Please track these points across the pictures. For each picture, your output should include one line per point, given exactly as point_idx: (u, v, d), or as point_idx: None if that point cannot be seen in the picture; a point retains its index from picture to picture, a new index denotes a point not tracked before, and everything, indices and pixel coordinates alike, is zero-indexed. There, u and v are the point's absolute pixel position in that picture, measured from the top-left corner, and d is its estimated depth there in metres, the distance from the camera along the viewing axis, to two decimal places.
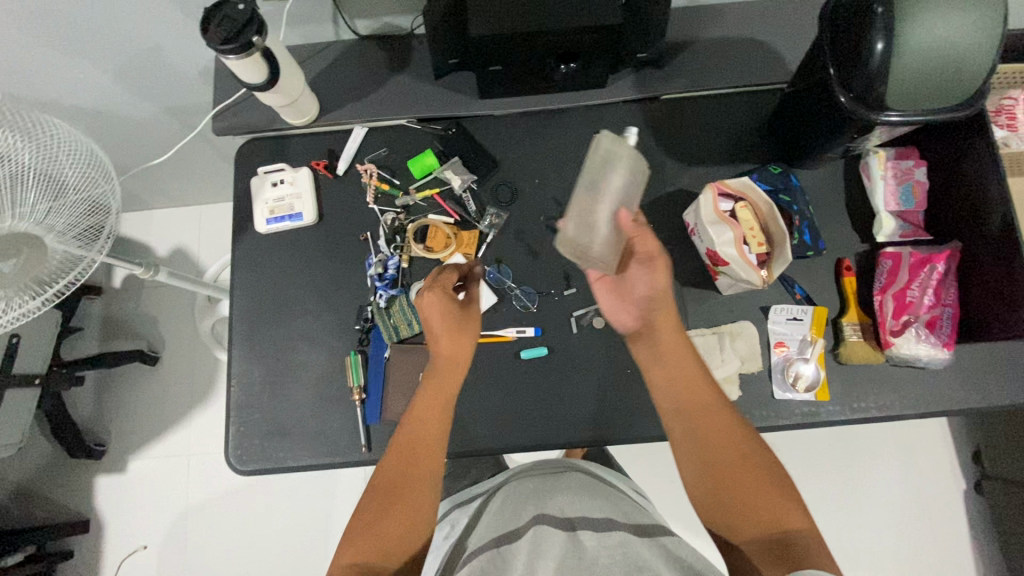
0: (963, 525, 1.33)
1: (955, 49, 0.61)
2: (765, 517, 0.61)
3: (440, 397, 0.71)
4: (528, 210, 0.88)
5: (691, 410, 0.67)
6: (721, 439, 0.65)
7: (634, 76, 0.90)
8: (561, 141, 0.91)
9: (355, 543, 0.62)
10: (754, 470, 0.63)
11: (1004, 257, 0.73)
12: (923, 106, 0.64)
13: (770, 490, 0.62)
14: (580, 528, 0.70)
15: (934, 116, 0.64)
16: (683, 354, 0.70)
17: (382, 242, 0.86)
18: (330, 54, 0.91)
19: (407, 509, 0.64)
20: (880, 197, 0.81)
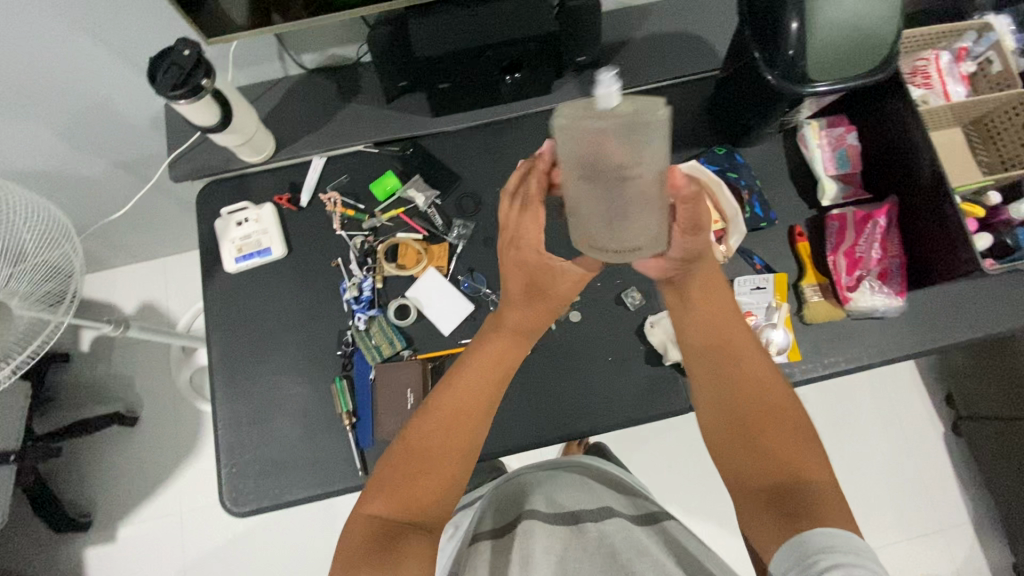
0: (946, 467, 1.39)
1: (862, 18, 0.66)
2: (781, 458, 0.60)
3: (494, 362, 0.71)
4: (494, 217, 0.91)
5: (716, 350, 0.70)
6: (754, 382, 0.66)
7: (578, 80, 0.94)
8: (518, 148, 0.95)
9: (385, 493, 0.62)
10: (781, 414, 0.63)
11: (936, 207, 0.78)
12: (843, 76, 0.69)
13: (795, 433, 0.62)
14: (585, 520, 0.73)
15: (853, 82, 0.69)
16: (721, 300, 0.72)
17: (353, 265, 0.87)
18: (281, 90, 0.93)
19: (450, 463, 0.65)
20: (819, 163, 0.87)
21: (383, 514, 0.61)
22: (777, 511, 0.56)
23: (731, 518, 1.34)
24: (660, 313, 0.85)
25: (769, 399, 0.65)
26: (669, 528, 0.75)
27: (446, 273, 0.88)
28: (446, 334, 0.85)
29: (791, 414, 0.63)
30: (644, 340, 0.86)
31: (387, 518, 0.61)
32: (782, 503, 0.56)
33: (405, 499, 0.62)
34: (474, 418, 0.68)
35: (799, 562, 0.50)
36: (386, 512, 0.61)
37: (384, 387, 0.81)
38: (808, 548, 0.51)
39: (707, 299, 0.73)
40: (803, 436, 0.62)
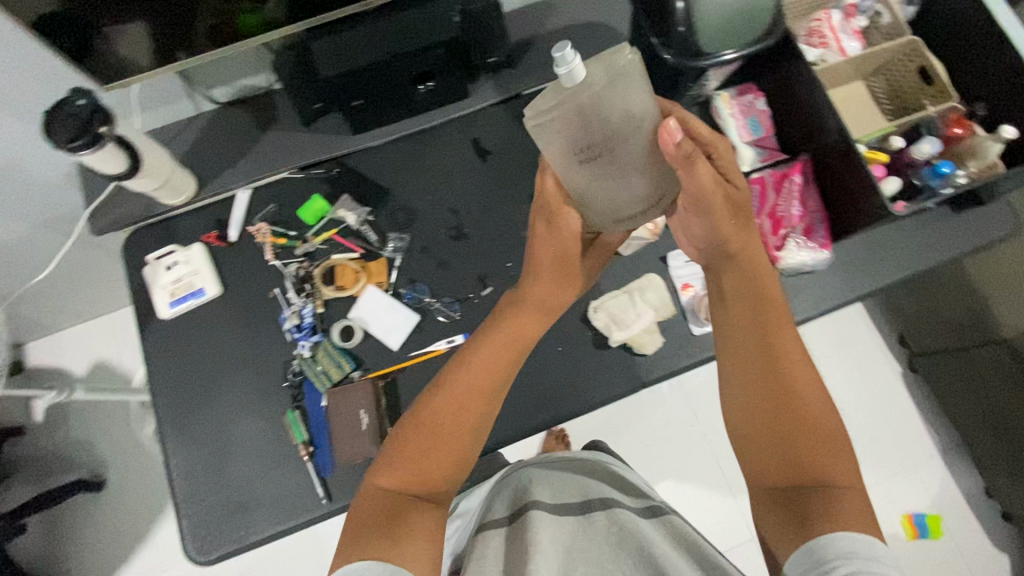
0: (908, 403, 1.44)
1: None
2: (805, 457, 0.59)
3: (516, 340, 0.69)
4: (428, 226, 0.91)
5: (755, 328, 0.65)
6: (795, 377, 0.62)
7: (494, 81, 0.95)
8: (444, 153, 0.94)
9: (395, 475, 0.63)
10: (818, 413, 0.60)
11: (846, 172, 0.81)
12: (745, 42, 0.71)
13: (823, 433, 0.60)
14: (593, 510, 0.77)
15: (747, 49, 0.71)
16: (765, 280, 0.67)
17: (291, 293, 0.86)
18: (195, 127, 0.91)
19: (455, 446, 0.65)
20: (734, 130, 0.90)
21: (391, 489, 0.63)
22: (791, 509, 0.57)
23: (715, 488, 1.36)
24: (601, 295, 0.86)
25: (807, 396, 0.61)
26: (676, 522, 0.76)
27: (388, 288, 0.87)
28: (394, 348, 0.84)
29: (827, 415, 0.60)
30: (590, 326, 0.87)
31: (397, 489, 0.62)
32: (795, 503, 0.57)
33: (411, 480, 0.63)
34: (486, 404, 0.66)
35: (816, 566, 0.51)
36: (396, 486, 0.63)
37: (337, 411, 0.80)
38: (824, 553, 0.52)
39: (746, 282, 0.67)
40: (831, 439, 0.59)
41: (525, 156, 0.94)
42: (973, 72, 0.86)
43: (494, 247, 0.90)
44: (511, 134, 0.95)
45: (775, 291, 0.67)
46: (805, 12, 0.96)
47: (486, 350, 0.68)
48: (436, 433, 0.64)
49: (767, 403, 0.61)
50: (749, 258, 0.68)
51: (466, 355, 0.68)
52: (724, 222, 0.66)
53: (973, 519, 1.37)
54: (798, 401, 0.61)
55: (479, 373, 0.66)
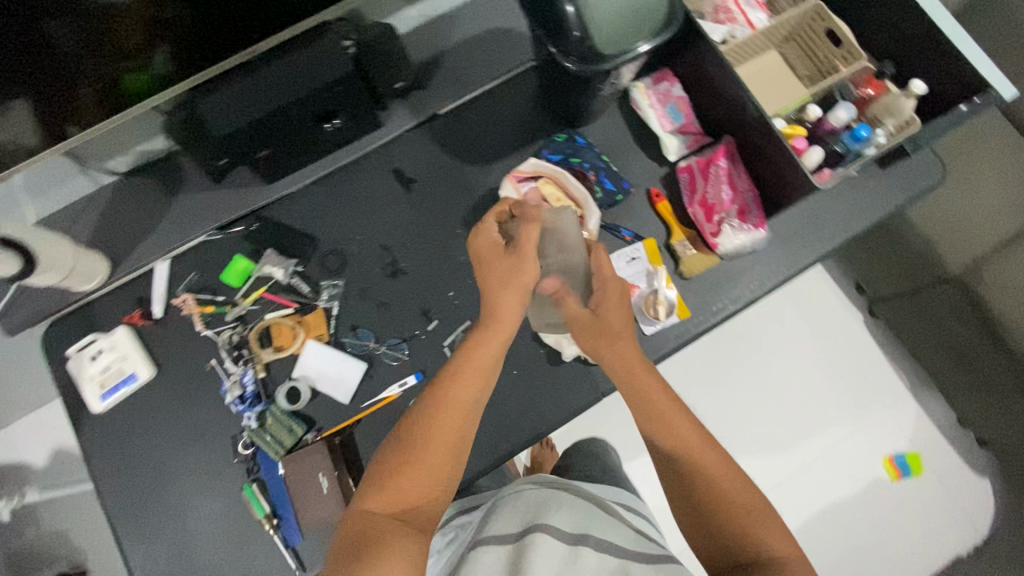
0: (876, 349, 1.47)
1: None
2: (734, 524, 0.63)
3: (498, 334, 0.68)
4: (362, 267, 0.87)
5: (653, 417, 0.68)
6: (700, 461, 0.66)
7: (406, 104, 0.92)
8: (367, 188, 0.90)
9: (384, 497, 0.60)
10: (732, 486, 0.65)
11: (768, 153, 0.81)
12: (649, 34, 0.70)
13: (748, 503, 0.65)
14: (585, 542, 0.70)
15: (653, 42, 0.70)
16: (642, 371, 0.70)
17: (228, 362, 0.82)
18: (99, 204, 0.86)
19: (435, 460, 0.62)
20: (654, 120, 0.89)
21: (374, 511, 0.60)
22: None
23: None
24: None
25: (718, 473, 0.65)
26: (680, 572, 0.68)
27: (329, 339, 0.83)
28: (346, 402, 0.81)
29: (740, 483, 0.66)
30: (542, 343, 0.85)
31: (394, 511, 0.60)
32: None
33: (398, 502, 0.60)
34: (471, 406, 0.65)
35: None
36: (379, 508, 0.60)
37: (296, 478, 0.77)
38: None
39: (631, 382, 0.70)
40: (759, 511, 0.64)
41: (451, 178, 0.91)
42: (880, 27, 0.86)
43: (433, 277, 0.87)
44: (433, 158, 0.92)
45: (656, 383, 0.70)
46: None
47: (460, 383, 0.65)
48: (423, 451, 0.62)
49: (684, 491, 0.66)
50: (632, 360, 0.70)
51: (451, 375, 0.66)
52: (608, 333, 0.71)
53: (952, 452, 1.40)
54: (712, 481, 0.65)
55: (462, 395, 0.65)
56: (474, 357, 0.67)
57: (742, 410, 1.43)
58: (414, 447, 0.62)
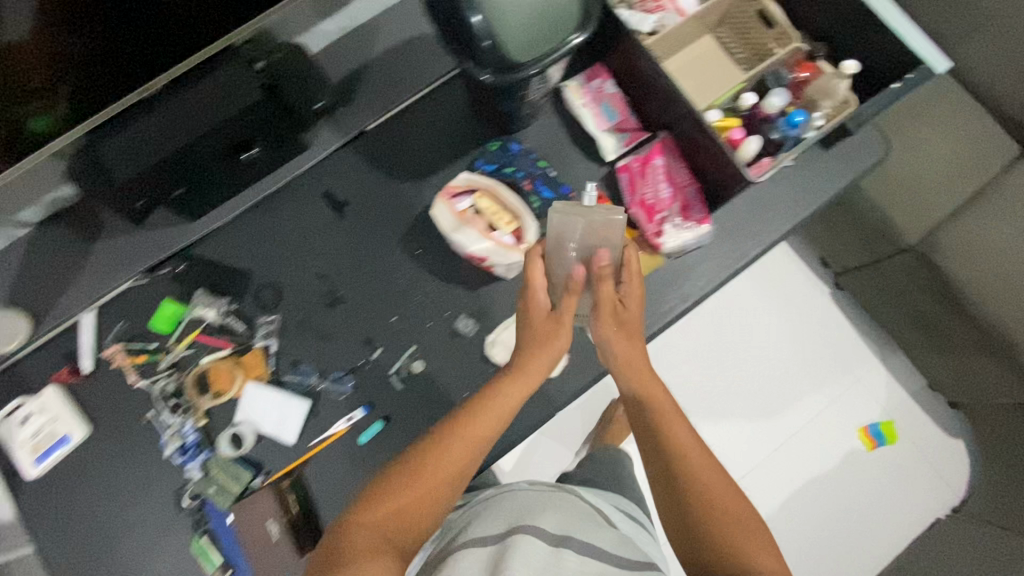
0: (844, 321, 1.46)
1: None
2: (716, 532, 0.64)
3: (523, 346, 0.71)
4: (298, 299, 0.83)
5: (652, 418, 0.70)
6: (690, 463, 0.66)
7: (331, 124, 0.87)
8: (298, 215, 0.86)
9: (383, 514, 0.63)
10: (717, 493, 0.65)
11: (705, 149, 0.79)
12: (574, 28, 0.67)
13: (732, 505, 0.65)
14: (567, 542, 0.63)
15: (568, 47, 0.67)
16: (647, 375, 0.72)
17: (166, 413, 0.79)
18: (15, 258, 0.82)
19: (436, 480, 0.65)
20: (589, 120, 0.86)
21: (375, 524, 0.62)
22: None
23: None
24: (495, 328, 0.81)
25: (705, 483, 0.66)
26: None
27: (270, 378, 0.80)
28: (292, 441, 0.78)
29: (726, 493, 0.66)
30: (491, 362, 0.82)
31: (395, 531, 0.62)
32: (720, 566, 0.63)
33: (397, 523, 0.62)
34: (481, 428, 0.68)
35: None
36: (382, 523, 0.62)
37: (243, 528, 0.75)
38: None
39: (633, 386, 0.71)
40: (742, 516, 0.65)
41: (385, 197, 0.87)
42: (811, 4, 0.83)
43: (373, 303, 0.83)
44: (365, 177, 0.88)
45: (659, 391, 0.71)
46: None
47: (476, 420, 0.68)
48: (430, 471, 0.65)
49: (669, 496, 0.67)
50: (640, 367, 0.71)
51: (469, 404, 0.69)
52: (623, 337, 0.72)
53: (925, 418, 1.41)
54: (698, 488, 0.65)
55: (480, 431, 0.68)
56: (493, 397, 0.69)
57: (716, 394, 1.42)
58: (422, 470, 0.65)
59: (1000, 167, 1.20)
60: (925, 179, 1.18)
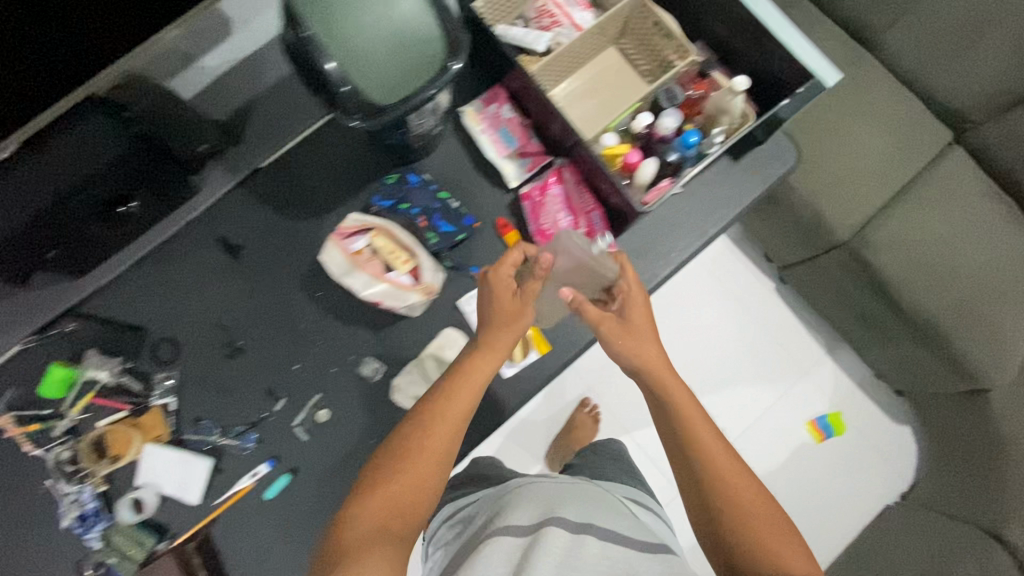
0: (790, 316, 1.46)
1: (406, 14, 0.60)
2: (748, 536, 0.58)
3: (510, 334, 0.69)
4: (197, 353, 0.80)
5: (668, 409, 0.67)
6: (716, 464, 0.62)
7: (222, 165, 0.84)
8: (192, 264, 0.83)
9: (384, 502, 0.60)
10: (746, 496, 0.61)
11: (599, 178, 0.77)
12: (442, 60, 0.62)
13: (764, 513, 0.60)
14: (592, 530, 0.58)
15: (436, 82, 0.63)
16: (662, 363, 0.69)
17: (63, 482, 0.76)
18: None
19: (426, 470, 0.62)
20: (488, 146, 0.83)
21: (368, 513, 0.59)
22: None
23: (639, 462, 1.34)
24: (400, 370, 0.79)
25: (733, 485, 0.61)
26: None
27: (169, 438, 0.78)
28: (196, 501, 0.76)
29: (757, 498, 0.61)
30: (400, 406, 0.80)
31: (384, 521, 0.59)
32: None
33: (398, 509, 0.60)
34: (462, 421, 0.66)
35: None
36: (375, 513, 0.59)
37: None
38: None
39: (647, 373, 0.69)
40: (777, 523, 0.59)
41: (282, 239, 0.83)
42: (709, 14, 0.80)
43: (275, 352, 0.81)
44: (260, 219, 0.84)
45: (683, 391, 0.68)
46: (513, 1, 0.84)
47: (458, 393, 0.66)
48: (422, 459, 0.63)
49: (692, 492, 0.63)
50: (654, 365, 0.69)
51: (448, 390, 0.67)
52: (631, 326, 0.71)
53: (871, 408, 1.42)
54: (724, 489, 0.61)
55: (463, 400, 0.66)
56: (468, 372, 0.68)
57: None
58: (419, 449, 0.63)
59: (930, 157, 1.18)
60: (858, 171, 1.16)
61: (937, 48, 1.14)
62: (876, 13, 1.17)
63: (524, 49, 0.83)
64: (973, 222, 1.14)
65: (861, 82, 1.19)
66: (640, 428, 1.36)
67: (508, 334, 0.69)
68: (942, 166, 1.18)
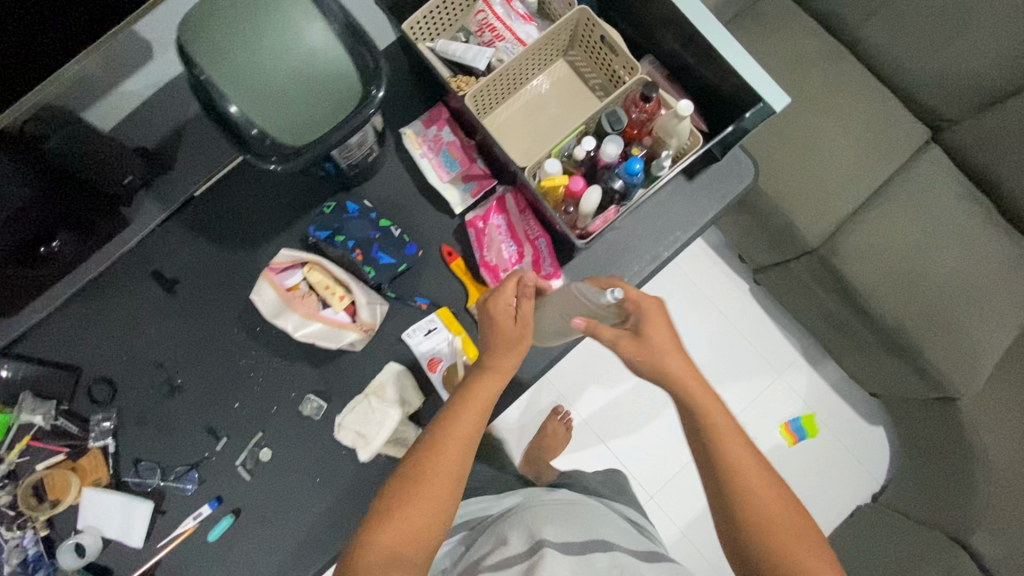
0: (764, 318, 1.44)
1: (309, 45, 0.55)
2: (772, 552, 0.54)
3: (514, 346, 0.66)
4: (135, 392, 0.79)
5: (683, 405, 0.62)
6: (734, 460, 0.58)
7: (152, 196, 0.80)
8: (127, 299, 0.80)
9: (396, 524, 0.56)
10: (776, 510, 0.56)
11: (542, 210, 0.73)
12: (359, 95, 0.58)
13: (784, 512, 0.56)
14: (593, 547, 0.66)
15: (355, 119, 0.59)
16: (677, 356, 0.63)
17: (0, 529, 0.74)
18: None
19: (439, 489, 0.58)
20: (429, 172, 0.80)
21: (382, 539, 0.55)
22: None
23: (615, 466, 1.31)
24: (342, 410, 0.77)
25: (763, 501, 0.56)
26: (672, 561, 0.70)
27: (109, 481, 0.76)
28: (139, 545, 0.75)
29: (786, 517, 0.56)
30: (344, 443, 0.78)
31: (401, 546, 0.55)
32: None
33: (412, 532, 0.56)
34: (473, 437, 0.61)
35: None
36: (387, 539, 0.56)
37: None
38: None
39: (659, 365, 0.63)
40: (795, 523, 0.56)
41: (220, 273, 0.81)
42: (658, 26, 0.75)
43: (215, 390, 0.79)
44: (196, 251, 0.81)
45: (708, 397, 0.61)
46: (450, 17, 0.80)
47: (463, 415, 0.62)
48: (434, 478, 0.58)
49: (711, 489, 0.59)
50: (685, 379, 0.62)
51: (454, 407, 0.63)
52: (648, 326, 0.64)
53: (845, 409, 1.41)
54: (743, 487, 0.57)
55: (470, 423, 0.62)
56: (472, 392, 0.64)
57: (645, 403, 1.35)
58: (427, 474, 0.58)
59: (905, 157, 1.14)
60: (830, 174, 1.12)
61: (912, 44, 1.08)
62: (852, 5, 1.12)
63: (459, 65, 0.78)
64: (948, 227, 1.10)
65: (834, 80, 1.14)
66: (614, 437, 1.34)
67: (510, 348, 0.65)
68: (917, 167, 1.14)
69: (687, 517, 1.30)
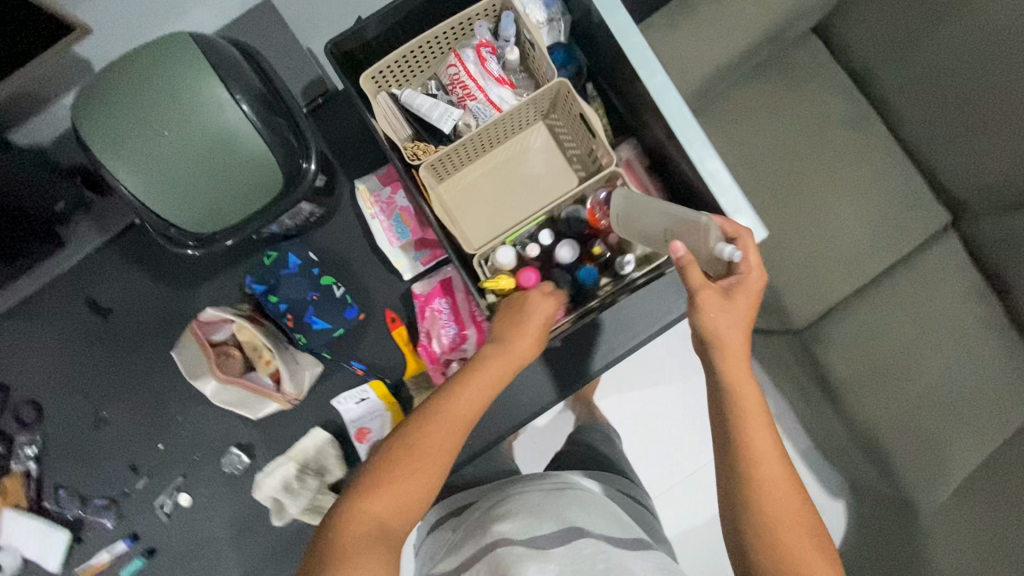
0: None
1: (214, 132, 0.50)
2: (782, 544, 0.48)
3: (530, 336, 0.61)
4: (60, 420, 0.77)
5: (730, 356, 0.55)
6: (749, 430, 0.52)
7: (91, 219, 0.77)
8: (58, 323, 0.78)
9: (386, 491, 0.50)
10: (786, 495, 0.50)
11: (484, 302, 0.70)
12: (280, 180, 0.54)
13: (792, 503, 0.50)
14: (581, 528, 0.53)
15: (279, 203, 0.56)
16: (742, 321, 0.55)
17: None
18: None
19: (433, 464, 0.52)
20: (379, 236, 0.75)
21: (366, 509, 0.49)
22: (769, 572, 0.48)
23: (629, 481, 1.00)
24: (262, 469, 0.75)
25: (780, 482, 0.51)
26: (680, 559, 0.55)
27: (29, 505, 0.76)
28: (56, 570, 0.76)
29: (792, 498, 0.50)
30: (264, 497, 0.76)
31: (384, 519, 0.49)
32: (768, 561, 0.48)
33: (403, 502, 0.50)
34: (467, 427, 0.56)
35: None
36: (377, 508, 0.49)
37: None
38: None
39: (723, 310, 0.54)
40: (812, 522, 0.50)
41: (156, 310, 0.78)
42: (644, 107, 0.66)
43: (139, 428, 0.77)
44: (129, 282, 0.78)
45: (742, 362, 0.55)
46: (419, 65, 0.72)
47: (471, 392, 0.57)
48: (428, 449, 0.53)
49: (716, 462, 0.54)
50: (730, 343, 0.55)
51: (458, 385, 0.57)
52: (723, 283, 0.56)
53: None
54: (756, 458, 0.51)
55: (475, 400, 0.57)
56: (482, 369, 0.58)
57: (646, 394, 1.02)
58: (420, 444, 0.53)
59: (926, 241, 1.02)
60: None
61: (948, 126, 0.92)
62: (888, 69, 0.96)
63: (421, 121, 0.71)
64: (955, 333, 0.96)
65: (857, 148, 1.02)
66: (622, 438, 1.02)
67: (524, 342, 0.61)
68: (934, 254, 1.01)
69: (680, 525, 1.02)
